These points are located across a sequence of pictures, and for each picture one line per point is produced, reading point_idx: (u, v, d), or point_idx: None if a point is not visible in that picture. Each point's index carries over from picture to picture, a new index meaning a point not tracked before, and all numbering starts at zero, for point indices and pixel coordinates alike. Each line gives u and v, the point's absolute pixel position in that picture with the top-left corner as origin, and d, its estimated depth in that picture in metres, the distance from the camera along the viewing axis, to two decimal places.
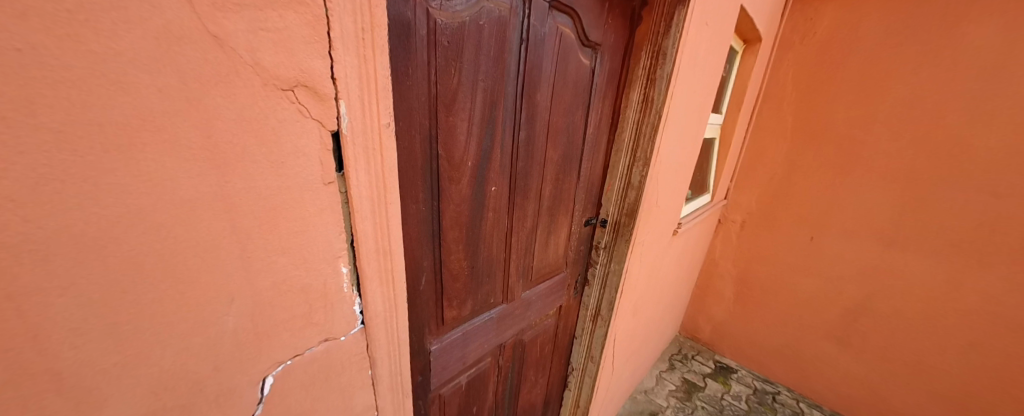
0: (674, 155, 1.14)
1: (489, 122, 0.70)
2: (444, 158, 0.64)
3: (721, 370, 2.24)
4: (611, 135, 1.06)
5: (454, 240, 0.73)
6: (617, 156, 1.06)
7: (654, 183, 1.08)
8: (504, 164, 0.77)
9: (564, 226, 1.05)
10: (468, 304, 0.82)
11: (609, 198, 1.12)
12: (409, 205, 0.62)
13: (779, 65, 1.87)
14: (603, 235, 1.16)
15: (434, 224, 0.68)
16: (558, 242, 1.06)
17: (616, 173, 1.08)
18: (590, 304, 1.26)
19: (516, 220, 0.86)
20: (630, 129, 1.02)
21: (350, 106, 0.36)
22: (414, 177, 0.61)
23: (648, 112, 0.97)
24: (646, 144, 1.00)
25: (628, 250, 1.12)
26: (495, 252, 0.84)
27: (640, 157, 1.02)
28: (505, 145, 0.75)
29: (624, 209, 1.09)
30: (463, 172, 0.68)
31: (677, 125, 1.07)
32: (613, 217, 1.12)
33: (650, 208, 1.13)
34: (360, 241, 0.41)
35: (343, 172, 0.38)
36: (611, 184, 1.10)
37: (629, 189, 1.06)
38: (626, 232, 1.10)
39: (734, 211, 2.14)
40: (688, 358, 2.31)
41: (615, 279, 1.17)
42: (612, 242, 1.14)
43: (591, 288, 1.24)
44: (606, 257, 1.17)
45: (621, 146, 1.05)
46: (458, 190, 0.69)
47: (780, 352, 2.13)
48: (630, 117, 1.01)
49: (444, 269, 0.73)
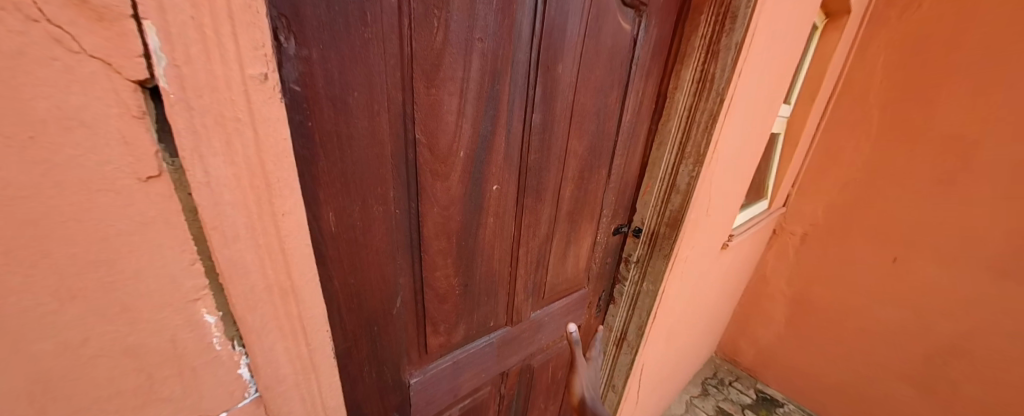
0: (734, 153, 0.91)
1: (491, 100, 0.52)
2: (424, 145, 0.48)
3: (764, 401, 1.96)
4: (652, 125, 0.85)
5: (440, 253, 0.56)
6: (657, 152, 0.85)
7: (706, 187, 0.87)
8: (512, 158, 0.59)
9: (587, 236, 0.87)
10: (461, 327, 0.66)
11: (646, 204, 0.91)
12: (373, 205, 0.46)
13: (866, 48, 1.54)
14: (636, 247, 0.96)
15: (414, 232, 0.52)
16: (579, 254, 0.88)
17: (655, 173, 0.87)
18: (615, 325, 1.07)
19: (526, 229, 0.69)
20: (680, 118, 0.80)
21: (170, 37, 0.21)
22: (382, 169, 0.45)
23: (706, 95, 0.76)
24: (699, 138, 0.79)
25: (668, 268, 0.91)
26: (498, 266, 0.68)
27: (690, 154, 0.81)
28: (514, 131, 0.57)
29: (664, 218, 0.88)
30: (452, 166, 0.51)
31: (741, 115, 0.84)
32: (649, 226, 0.92)
33: (698, 218, 0.91)
34: (230, 275, 0.27)
35: (177, 161, 0.23)
36: (648, 186, 0.90)
37: (673, 193, 0.85)
38: (666, 245, 0.89)
39: (794, 222, 1.82)
40: (725, 384, 2.05)
41: (648, 301, 0.97)
42: (646, 257, 0.94)
43: (616, 307, 1.05)
44: (638, 275, 0.97)
45: (665, 140, 0.83)
46: (445, 190, 0.52)
47: (839, 390, 1.82)
48: (678, 102, 0.79)
49: (426, 289, 0.57)
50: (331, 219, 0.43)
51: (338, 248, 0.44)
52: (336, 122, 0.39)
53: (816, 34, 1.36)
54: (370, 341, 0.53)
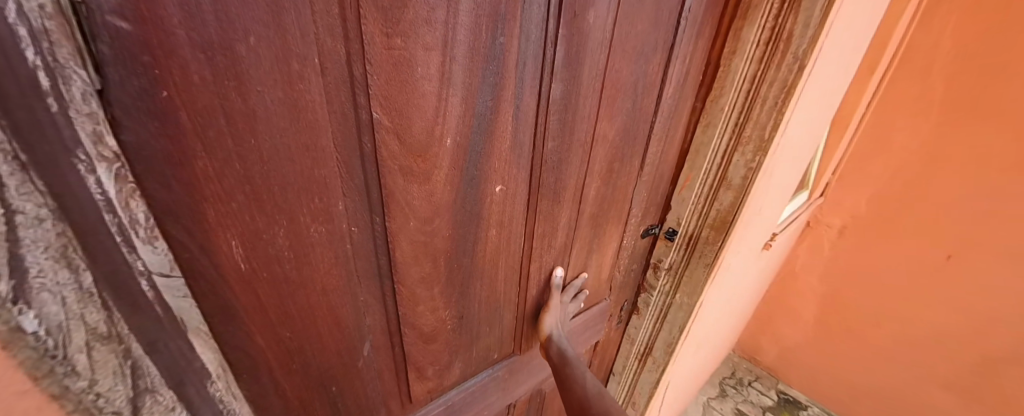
0: (796, 138, 0.73)
1: (492, 60, 0.34)
2: (389, 130, 0.31)
3: (786, 404, 1.84)
4: (697, 101, 0.66)
5: (422, 282, 0.40)
6: (701, 137, 0.68)
7: (764, 180, 0.71)
8: (523, 148, 0.42)
9: (612, 242, 0.70)
10: (457, 364, 0.51)
11: (685, 201, 0.74)
12: (307, 224, 0.29)
13: (936, 7, 1.26)
14: (669, 252, 0.80)
15: (382, 256, 0.36)
16: (602, 263, 0.72)
17: (697, 164, 0.70)
18: (639, 339, 0.93)
19: (539, 238, 0.53)
20: (741, 92, 0.61)
21: None
22: (318, 168, 0.28)
23: (780, 62, 0.57)
24: (763, 119, 0.62)
25: (708, 278, 0.78)
26: (504, 289, 0.52)
27: (749, 139, 0.64)
28: (526, 110, 0.40)
29: (711, 217, 0.74)
30: (436, 162, 0.35)
31: (815, 88, 0.67)
32: (687, 228, 0.76)
33: (748, 218, 0.76)
34: None
35: None
36: (688, 179, 0.72)
37: (724, 189, 0.70)
38: (711, 251, 0.76)
39: (834, 214, 1.60)
40: (744, 384, 1.92)
41: (680, 316, 0.84)
42: (682, 264, 0.80)
43: (640, 318, 0.91)
44: (670, 283, 0.83)
45: (715, 121, 0.65)
46: (426, 197, 0.36)
47: (868, 392, 1.70)
48: (737, 71, 0.60)
49: (406, 328, 0.42)
50: (240, 251, 0.27)
51: (257, 294, 0.29)
52: (222, 90, 0.22)
53: None
54: (330, 403, 0.39)
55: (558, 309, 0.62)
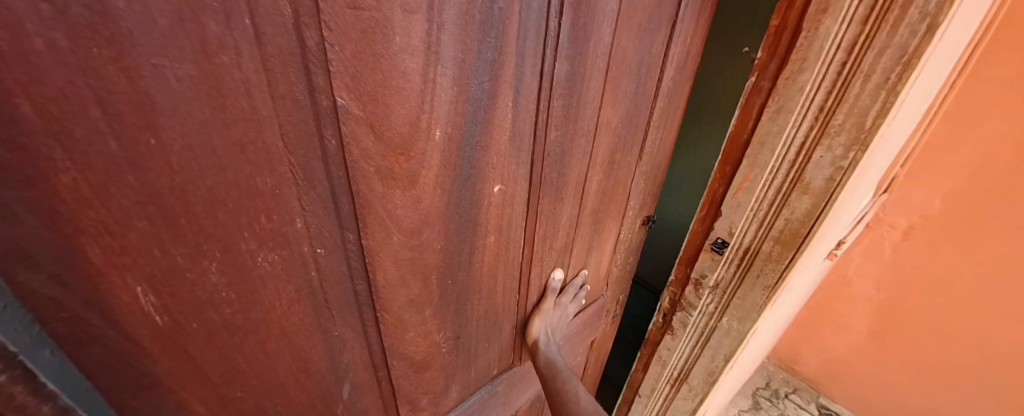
0: (899, 128, 0.56)
1: (489, 30, 0.27)
2: (360, 121, 0.23)
3: None
4: (766, 80, 0.51)
5: (411, 306, 0.33)
6: (769, 127, 0.52)
7: (854, 182, 0.54)
8: (523, 139, 0.36)
9: (609, 236, 0.66)
10: (453, 388, 0.44)
11: (744, 208, 0.59)
12: (251, 252, 0.21)
13: None
14: (717, 269, 0.67)
15: (360, 282, 0.29)
16: (600, 260, 0.67)
17: (762, 160, 0.55)
18: (670, 361, 0.81)
19: (539, 241, 0.46)
20: (832, 65, 0.45)
21: None
22: (261, 175, 0.20)
23: (896, 22, 0.41)
24: (864, 101, 0.45)
25: (767, 302, 0.63)
26: (502, 299, 0.45)
27: (842, 128, 0.48)
28: (526, 94, 0.33)
29: (776, 229, 0.58)
30: (421, 159, 0.27)
31: (938, 60, 0.49)
32: (739, 241, 0.62)
33: (823, 234, 0.60)
34: None
35: None
36: (747, 179, 0.57)
37: (798, 193, 0.54)
38: (774, 272, 0.60)
39: (897, 210, 0.92)
40: None
41: (726, 342, 0.71)
42: (737, 284, 0.66)
43: (672, 339, 0.79)
44: (718, 303, 0.69)
45: (792, 106, 0.50)
46: (408, 203, 0.28)
47: None
48: (828, 37, 0.44)
49: (393, 360, 0.35)
50: (154, 299, 0.19)
51: (184, 350, 0.21)
52: (88, 63, 0.14)
53: None
54: None
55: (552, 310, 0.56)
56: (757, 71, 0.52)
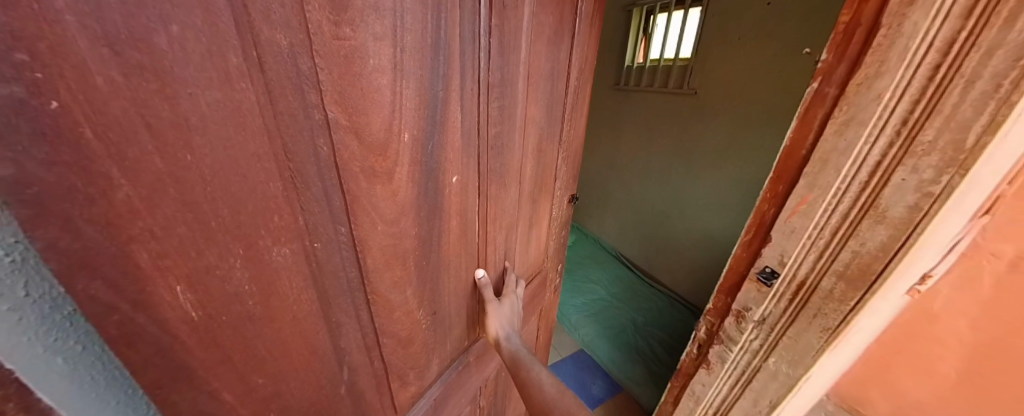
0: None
1: (437, 49, 0.34)
2: (346, 130, 0.28)
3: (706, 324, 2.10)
4: (831, 86, 0.48)
5: (395, 288, 0.38)
6: (833, 143, 0.49)
7: (946, 218, 0.47)
8: (471, 136, 0.43)
9: (545, 214, 0.77)
10: (434, 361, 0.50)
11: (800, 236, 0.55)
12: (267, 248, 0.25)
13: None
14: (770, 303, 0.63)
15: (353, 269, 0.33)
16: (540, 235, 0.78)
17: (824, 181, 0.51)
18: (716, 392, 0.78)
19: (491, 222, 0.54)
20: (923, 67, 0.40)
21: None
22: (273, 180, 0.24)
23: (1008, 17, 0.35)
24: (965, 113, 0.40)
25: (824, 345, 0.58)
26: (466, 276, 0.52)
27: (938, 145, 0.42)
28: (468, 99, 0.41)
29: (837, 263, 0.53)
30: (395, 159, 0.33)
31: None
32: (793, 275, 0.58)
33: (905, 273, 0.53)
34: None
35: None
36: (804, 202, 0.54)
37: (870, 222, 0.49)
38: (836, 315, 0.55)
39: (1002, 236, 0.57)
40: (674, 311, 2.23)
41: (775, 382, 0.66)
42: (789, 321, 0.61)
43: (716, 368, 0.76)
44: (763, 343, 0.66)
45: (863, 118, 0.45)
46: (388, 197, 0.34)
47: None
48: (916, 33, 0.39)
49: (383, 338, 0.39)
50: (190, 297, 0.21)
51: (215, 342, 0.24)
52: (139, 96, 0.17)
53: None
54: None
55: (507, 308, 0.62)
56: (822, 76, 0.49)
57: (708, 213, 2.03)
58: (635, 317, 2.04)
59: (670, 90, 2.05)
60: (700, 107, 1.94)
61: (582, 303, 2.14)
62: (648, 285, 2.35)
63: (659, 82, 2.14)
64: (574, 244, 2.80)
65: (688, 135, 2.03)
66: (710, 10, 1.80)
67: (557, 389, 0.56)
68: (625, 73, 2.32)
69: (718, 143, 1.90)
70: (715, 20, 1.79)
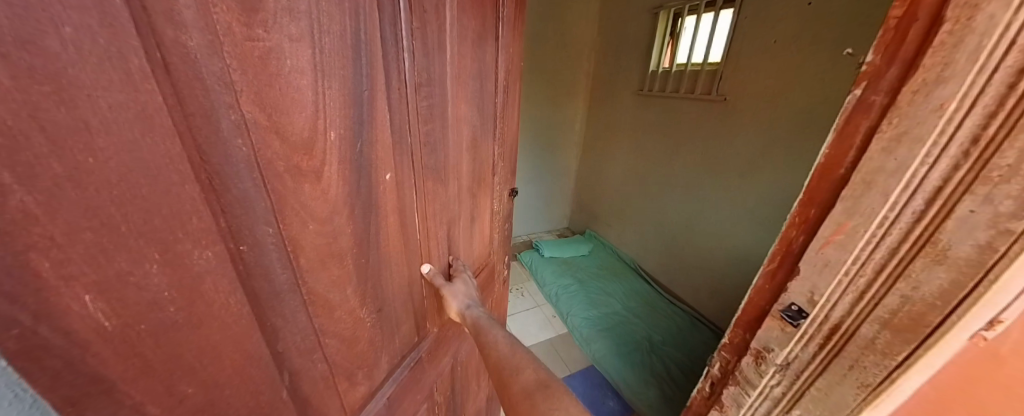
0: None
1: (359, 51, 0.35)
2: (266, 129, 0.29)
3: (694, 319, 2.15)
4: (878, 93, 0.40)
5: (334, 287, 0.39)
6: (881, 162, 0.41)
7: None
8: (402, 133, 0.45)
9: (486, 207, 0.80)
10: (383, 360, 0.51)
11: (835, 272, 0.48)
12: (187, 251, 0.25)
13: None
14: (800, 351, 0.55)
15: (285, 269, 0.33)
16: (484, 228, 0.81)
17: (866, 207, 0.43)
18: None
19: (431, 216, 0.56)
20: (1000, 72, 0.32)
21: None
22: (189, 182, 0.24)
23: None
24: None
25: (860, 402, 0.51)
26: (411, 271, 0.54)
27: (1022, 169, 0.34)
28: (395, 101, 0.42)
29: (882, 308, 0.46)
30: (322, 158, 0.34)
31: None
32: (830, 321, 0.50)
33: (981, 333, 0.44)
34: None
35: None
36: (840, 233, 0.46)
37: (930, 262, 0.41)
38: (878, 369, 0.48)
39: None
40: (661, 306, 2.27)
41: None
42: (819, 369, 0.54)
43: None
44: (786, 389, 0.59)
45: (918, 134, 0.38)
46: (318, 195, 0.34)
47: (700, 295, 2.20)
48: (992, 30, 0.32)
49: (324, 339, 0.39)
50: (102, 306, 0.21)
51: (132, 353, 0.23)
52: (30, 99, 0.17)
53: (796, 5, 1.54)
54: None
55: (462, 285, 0.66)
56: (865, 79, 0.41)
57: (726, 227, 1.99)
58: (650, 333, 2.03)
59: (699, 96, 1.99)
60: (728, 115, 1.88)
61: (594, 315, 2.17)
62: (667, 302, 2.31)
63: (687, 87, 2.09)
64: (589, 254, 2.84)
65: (710, 145, 2.00)
66: (744, 11, 1.73)
67: (511, 349, 0.58)
68: (648, 77, 2.33)
69: (747, 154, 1.83)
70: (745, 24, 1.74)
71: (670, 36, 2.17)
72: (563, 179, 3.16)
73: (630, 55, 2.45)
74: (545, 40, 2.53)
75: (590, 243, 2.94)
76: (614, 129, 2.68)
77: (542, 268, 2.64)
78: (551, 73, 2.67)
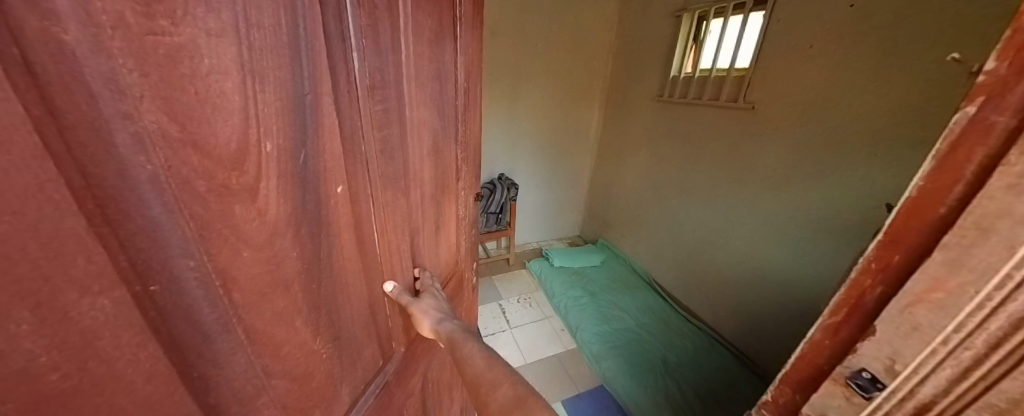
0: None
1: (299, 49, 0.31)
2: (182, 143, 0.24)
3: (702, 329, 2.16)
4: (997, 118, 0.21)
5: (279, 320, 0.33)
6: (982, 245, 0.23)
7: None
8: (354, 141, 0.41)
9: (452, 214, 0.77)
10: (344, 391, 0.46)
11: (929, 340, 0.26)
12: (74, 302, 0.19)
13: None
14: None
15: (216, 307, 0.28)
16: (450, 236, 0.78)
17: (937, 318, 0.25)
18: None
19: (392, 230, 0.52)
20: None
21: None
22: (74, 214, 0.19)
23: None
24: None
25: None
26: (372, 289, 0.49)
27: None
28: (345, 105, 0.38)
29: None
30: (257, 174, 0.29)
31: None
32: None
33: None
34: None
35: None
36: (935, 289, 0.26)
37: None
38: None
39: None
40: (668, 316, 2.28)
41: None
42: None
43: None
44: None
45: None
46: (254, 218, 0.29)
47: (700, 298, 2.25)
48: None
49: (271, 381, 0.34)
50: None
51: None
52: None
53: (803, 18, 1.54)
54: None
55: (430, 301, 0.62)
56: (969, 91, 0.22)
57: (744, 240, 1.92)
58: (665, 353, 2.00)
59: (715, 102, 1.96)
60: (753, 124, 1.80)
61: (606, 331, 2.16)
62: (683, 319, 2.26)
63: (711, 93, 2.00)
64: (601, 264, 2.84)
65: (729, 153, 1.94)
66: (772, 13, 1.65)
67: (487, 364, 0.55)
68: (668, 83, 2.30)
69: (746, 162, 1.86)
70: (775, 28, 1.65)
71: (692, 41, 2.13)
72: (573, 185, 3.20)
73: (647, 61, 2.46)
74: (549, 42, 2.58)
75: (601, 253, 2.93)
76: (628, 136, 2.69)
77: (551, 279, 2.65)
78: (547, 76, 2.68)
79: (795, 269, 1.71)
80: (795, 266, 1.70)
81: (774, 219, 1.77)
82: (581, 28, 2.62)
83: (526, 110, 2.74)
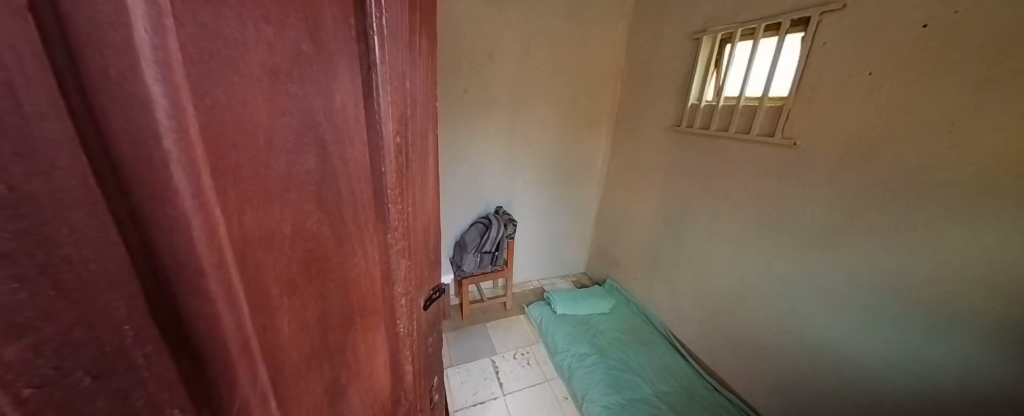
0: None
1: None
2: None
3: (732, 402, 1.85)
4: None
5: None
6: None
7: None
8: None
9: (379, 345, 0.47)
10: None
11: None
12: None
13: None
14: None
15: None
16: (376, 379, 0.48)
17: None
18: None
19: None
20: None
21: None
22: None
23: None
24: None
25: None
26: None
27: None
28: None
29: None
30: None
31: None
32: None
33: None
34: None
35: None
36: None
37: None
38: None
39: None
40: (691, 382, 1.96)
41: None
42: None
43: None
44: None
45: None
46: None
47: (731, 360, 1.92)
48: None
49: None
50: None
51: None
52: None
53: (851, 43, 1.29)
54: None
55: None
56: None
57: (785, 301, 1.61)
58: None
59: (738, 135, 1.73)
60: (794, 163, 1.51)
61: (618, 403, 1.82)
62: (709, 387, 1.93)
63: (741, 124, 1.73)
64: (610, 312, 2.52)
65: (761, 196, 1.67)
66: (812, 38, 1.41)
67: None
68: (687, 111, 2.05)
69: (783, 207, 1.58)
70: (819, 54, 1.39)
71: (715, 66, 1.91)
72: (579, 219, 2.93)
73: (662, 88, 2.23)
74: (549, 66, 2.35)
75: (610, 299, 2.62)
76: (642, 168, 2.43)
77: (554, 329, 2.34)
78: (549, 101, 2.45)
79: (851, 345, 1.40)
80: (850, 342, 1.39)
81: (821, 281, 1.46)
82: (587, 51, 2.39)
83: (524, 138, 2.50)
